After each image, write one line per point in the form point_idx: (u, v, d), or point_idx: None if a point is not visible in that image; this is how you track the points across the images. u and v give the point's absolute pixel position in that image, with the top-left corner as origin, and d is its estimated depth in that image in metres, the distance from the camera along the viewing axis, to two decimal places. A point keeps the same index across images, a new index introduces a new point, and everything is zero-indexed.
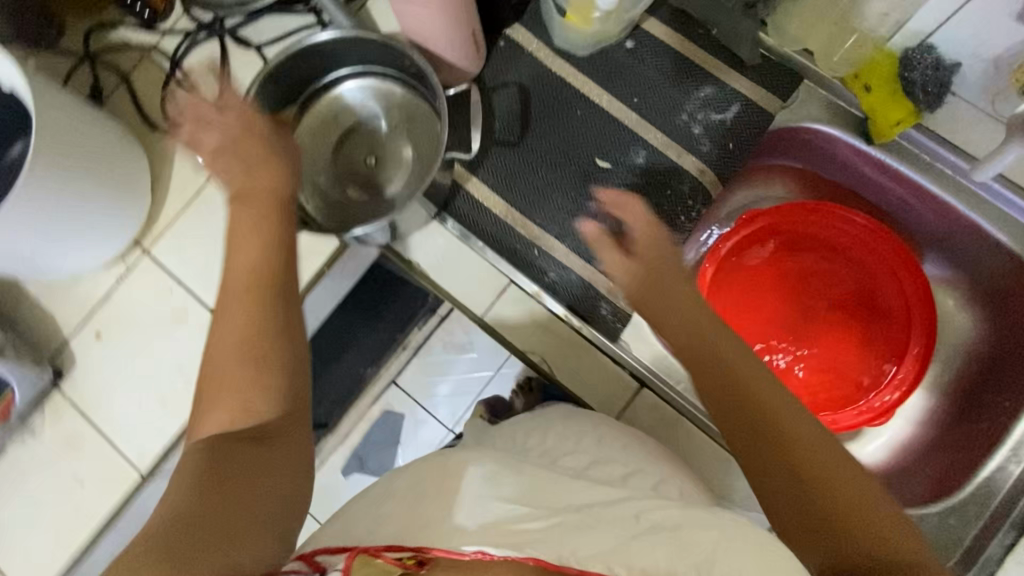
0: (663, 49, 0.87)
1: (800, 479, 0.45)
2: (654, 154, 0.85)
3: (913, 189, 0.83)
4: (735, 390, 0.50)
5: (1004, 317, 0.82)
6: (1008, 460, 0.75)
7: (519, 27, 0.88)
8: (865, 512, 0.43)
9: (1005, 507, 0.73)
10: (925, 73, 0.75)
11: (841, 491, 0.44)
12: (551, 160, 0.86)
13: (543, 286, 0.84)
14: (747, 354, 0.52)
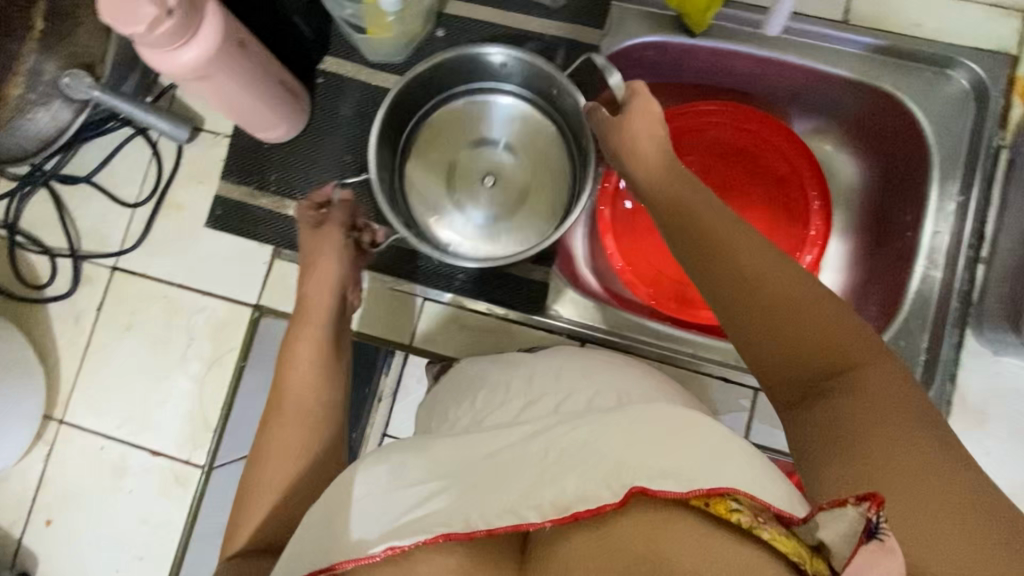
0: (474, 24, 0.87)
1: (860, 447, 0.44)
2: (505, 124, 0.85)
3: (775, 64, 0.85)
4: (756, 304, 0.49)
5: (880, 138, 0.86)
6: (926, 267, 0.78)
7: (330, 57, 0.86)
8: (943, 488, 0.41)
9: (939, 310, 0.76)
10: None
11: (902, 446, 0.43)
12: (414, 167, 0.85)
13: (456, 289, 0.82)
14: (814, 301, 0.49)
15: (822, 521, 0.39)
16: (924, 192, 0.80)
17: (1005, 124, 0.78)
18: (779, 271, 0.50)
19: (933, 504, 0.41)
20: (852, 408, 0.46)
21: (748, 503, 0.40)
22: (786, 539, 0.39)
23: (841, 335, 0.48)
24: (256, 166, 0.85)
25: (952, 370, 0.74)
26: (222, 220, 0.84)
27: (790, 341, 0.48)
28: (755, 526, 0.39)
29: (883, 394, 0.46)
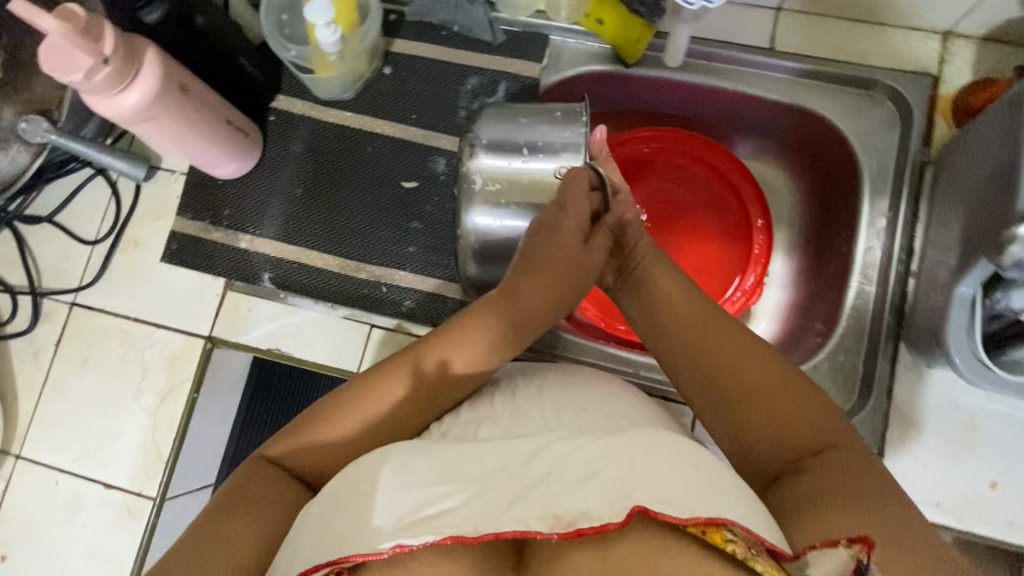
0: (420, 62, 0.90)
1: (834, 511, 0.53)
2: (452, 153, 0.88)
3: (709, 91, 0.88)
4: (719, 379, 0.63)
5: (816, 159, 0.89)
6: (860, 282, 0.80)
7: (282, 96, 0.90)
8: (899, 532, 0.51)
9: (874, 324, 0.78)
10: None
11: (868, 504, 0.53)
12: (366, 198, 0.88)
13: (404, 315, 0.84)
14: (769, 382, 0.61)
15: (812, 561, 0.49)
16: (856, 209, 0.82)
17: (929, 142, 0.80)
18: (734, 351, 0.63)
19: (894, 541, 0.50)
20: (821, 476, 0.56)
21: (743, 535, 0.51)
22: (775, 570, 0.49)
23: (800, 416, 0.59)
24: (213, 201, 0.88)
25: (889, 383, 0.75)
26: (179, 255, 0.87)
27: (747, 411, 0.61)
28: (746, 555, 0.50)
29: (839, 461, 0.56)
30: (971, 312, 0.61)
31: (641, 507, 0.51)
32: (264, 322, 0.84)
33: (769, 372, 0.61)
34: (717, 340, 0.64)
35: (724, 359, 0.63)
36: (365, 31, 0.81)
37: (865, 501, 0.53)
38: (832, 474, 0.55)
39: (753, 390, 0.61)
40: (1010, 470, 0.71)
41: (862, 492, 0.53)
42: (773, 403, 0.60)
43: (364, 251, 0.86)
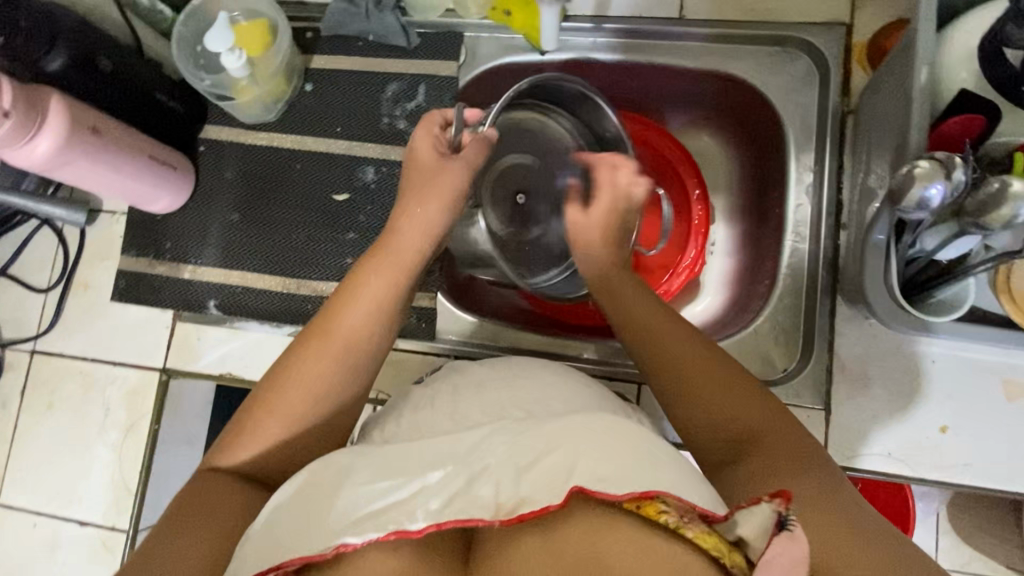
0: (339, 75, 0.91)
1: (775, 495, 0.52)
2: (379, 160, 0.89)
3: (628, 68, 0.88)
4: (671, 375, 0.62)
5: (744, 123, 0.88)
6: (794, 240, 0.79)
7: (210, 126, 0.91)
8: (837, 512, 0.50)
9: (811, 282, 0.77)
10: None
11: (814, 495, 0.51)
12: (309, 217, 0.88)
13: None
14: (723, 382, 0.60)
15: (741, 520, 0.47)
16: (784, 167, 0.82)
17: (848, 91, 0.78)
18: (681, 342, 0.64)
19: (836, 523, 0.49)
20: (769, 468, 0.54)
21: (676, 504, 0.48)
22: (708, 535, 0.47)
23: (754, 414, 0.58)
24: (154, 235, 0.90)
25: (829, 338, 0.74)
26: (128, 292, 0.89)
27: (702, 398, 0.60)
28: (681, 525, 0.47)
29: (782, 443, 0.56)
30: (885, 258, 0.60)
31: (579, 489, 0.48)
32: (213, 347, 0.86)
33: (726, 378, 0.60)
34: (674, 348, 0.63)
35: (682, 365, 0.62)
36: (274, 53, 0.82)
37: (805, 482, 0.52)
38: (776, 456, 0.55)
39: (709, 379, 0.60)
40: (957, 411, 0.70)
41: (801, 471, 0.53)
42: (719, 388, 0.60)
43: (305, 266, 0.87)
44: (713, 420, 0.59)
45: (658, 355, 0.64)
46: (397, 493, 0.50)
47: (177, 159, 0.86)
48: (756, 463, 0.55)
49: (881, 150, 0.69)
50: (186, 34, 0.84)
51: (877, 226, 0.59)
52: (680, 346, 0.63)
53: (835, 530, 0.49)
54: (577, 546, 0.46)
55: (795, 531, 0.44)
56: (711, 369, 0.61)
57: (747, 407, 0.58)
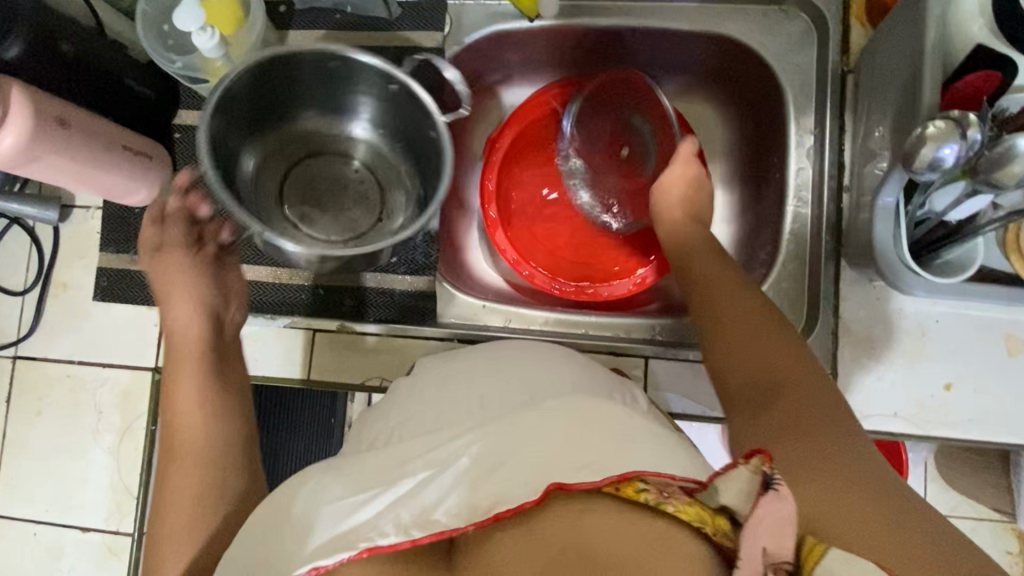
0: None
1: (784, 421, 0.54)
2: (321, 104, 0.80)
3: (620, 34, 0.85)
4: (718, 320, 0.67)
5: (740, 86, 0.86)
6: (796, 205, 0.78)
7: (185, 110, 0.86)
8: (842, 470, 0.49)
9: (815, 247, 0.77)
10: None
11: (850, 470, 0.49)
12: (273, 182, 0.83)
13: (344, 315, 0.82)
14: (784, 360, 0.59)
15: (722, 488, 0.46)
16: (784, 129, 0.80)
17: (845, 48, 0.76)
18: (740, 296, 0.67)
19: (842, 476, 0.49)
20: (814, 437, 0.52)
21: (654, 482, 0.47)
22: (690, 506, 0.45)
23: (814, 393, 0.56)
24: (133, 229, 0.86)
25: (833, 302, 0.74)
26: (111, 290, 0.85)
27: (742, 337, 0.63)
28: (662, 501, 0.46)
29: (813, 388, 0.57)
30: (896, 223, 0.60)
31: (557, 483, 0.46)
32: None
33: (790, 360, 0.59)
34: (734, 325, 0.64)
35: (749, 340, 0.62)
36: (246, 31, 0.77)
37: (830, 436, 0.52)
38: (804, 399, 0.56)
39: (753, 320, 0.64)
40: (962, 367, 0.71)
41: (833, 428, 0.53)
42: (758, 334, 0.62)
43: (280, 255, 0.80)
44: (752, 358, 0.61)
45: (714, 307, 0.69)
46: (363, 512, 0.48)
47: (152, 147, 0.81)
48: (780, 396, 0.57)
49: (886, 107, 0.67)
50: (151, 13, 0.78)
51: (887, 190, 0.59)
52: (742, 322, 0.64)
53: (836, 476, 0.49)
54: (558, 533, 0.44)
55: (780, 490, 0.43)
56: (757, 316, 0.64)
57: (790, 353, 0.60)
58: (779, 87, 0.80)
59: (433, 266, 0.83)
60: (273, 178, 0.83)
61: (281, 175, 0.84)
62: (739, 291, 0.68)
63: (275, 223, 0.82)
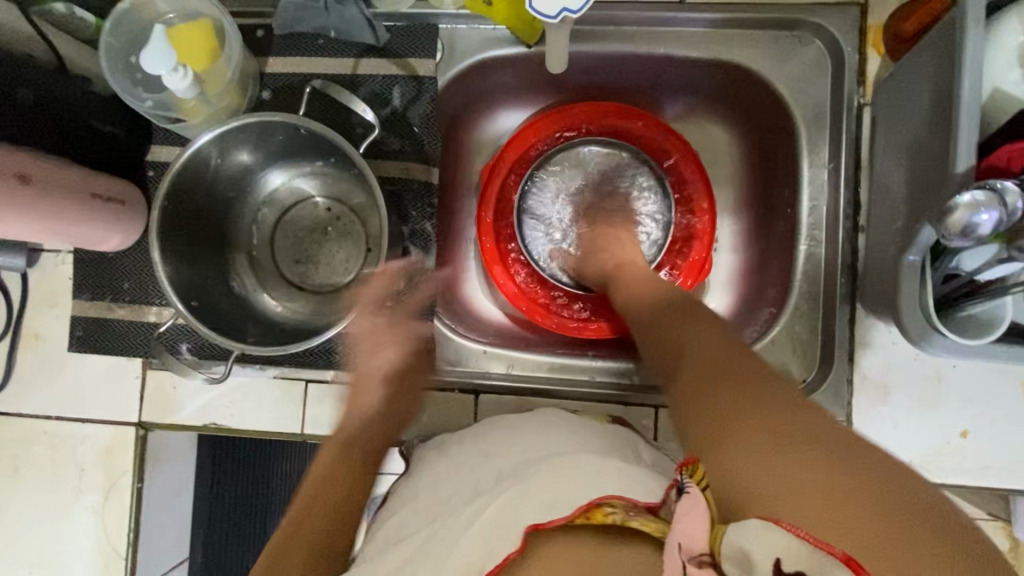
0: (300, 80, 0.81)
1: (704, 398, 0.50)
2: (266, 161, 0.73)
3: (623, 60, 0.80)
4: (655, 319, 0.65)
5: (749, 113, 0.82)
6: (809, 245, 0.75)
7: (158, 145, 0.80)
8: (781, 427, 0.43)
9: (828, 288, 0.74)
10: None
11: (789, 440, 0.42)
12: (262, 232, 0.79)
13: (338, 365, 0.78)
14: (725, 354, 0.54)
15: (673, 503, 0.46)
16: (796, 162, 0.77)
17: (864, 80, 0.73)
18: (667, 301, 0.66)
19: (774, 434, 0.42)
20: (749, 413, 0.45)
21: (620, 503, 0.48)
22: (652, 521, 0.46)
23: (754, 375, 0.50)
24: (107, 276, 0.80)
25: (849, 348, 0.71)
26: (87, 340, 0.80)
27: (665, 331, 0.61)
28: (626, 519, 0.46)
29: (727, 360, 0.53)
30: (921, 280, 0.57)
31: (532, 526, 0.48)
32: (192, 396, 0.79)
33: (726, 352, 0.54)
34: (674, 331, 0.60)
35: (684, 347, 0.57)
36: (223, 64, 0.71)
37: (756, 394, 0.47)
38: (734, 366, 0.51)
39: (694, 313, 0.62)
40: (979, 416, 0.69)
41: (755, 389, 0.48)
42: (680, 325, 0.60)
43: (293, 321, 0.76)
44: (677, 344, 0.58)
45: (645, 314, 0.67)
46: None
47: (123, 188, 0.76)
48: (709, 370, 0.52)
49: (907, 148, 0.64)
50: (116, 46, 0.72)
51: (913, 248, 0.56)
52: (679, 330, 0.60)
53: (774, 439, 0.42)
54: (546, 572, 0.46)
55: (691, 491, 0.43)
56: (686, 312, 0.63)
57: (721, 340, 0.56)
58: (790, 118, 0.76)
59: (429, 310, 0.79)
60: (261, 255, 0.79)
61: (267, 242, 0.79)
62: (709, 324, 0.59)
63: (279, 294, 0.78)
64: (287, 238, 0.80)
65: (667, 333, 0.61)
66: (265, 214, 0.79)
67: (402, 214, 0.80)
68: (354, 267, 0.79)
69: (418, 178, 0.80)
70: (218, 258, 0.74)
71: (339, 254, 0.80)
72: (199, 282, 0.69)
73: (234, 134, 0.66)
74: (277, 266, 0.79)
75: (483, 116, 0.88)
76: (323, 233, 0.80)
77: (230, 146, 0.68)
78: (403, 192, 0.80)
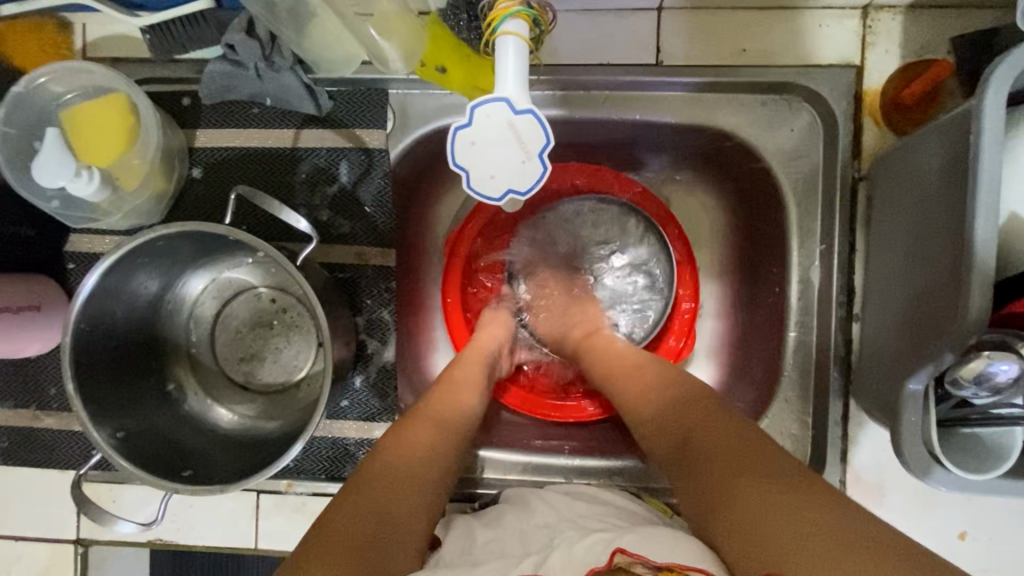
0: (234, 155, 0.72)
1: (733, 492, 0.47)
2: (194, 260, 0.66)
3: (595, 124, 0.72)
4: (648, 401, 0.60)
5: (734, 178, 0.75)
6: (798, 330, 0.69)
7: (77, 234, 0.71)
8: (818, 526, 0.42)
9: (820, 379, 0.68)
10: (456, 14, 0.60)
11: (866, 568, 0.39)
12: (200, 331, 0.71)
13: (292, 472, 0.71)
14: (734, 448, 0.50)
15: None
16: (785, 239, 0.70)
17: (859, 151, 0.66)
18: (662, 381, 0.60)
19: (825, 539, 0.41)
20: (795, 534, 0.42)
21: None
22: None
23: (775, 477, 0.47)
24: (30, 381, 0.72)
25: (841, 444, 0.67)
26: (13, 453, 0.73)
27: (664, 411, 0.57)
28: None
29: (732, 449, 0.50)
30: (924, 408, 0.52)
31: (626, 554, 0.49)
32: (134, 510, 0.72)
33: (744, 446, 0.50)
34: (673, 422, 0.55)
35: (691, 438, 0.53)
36: (139, 156, 0.62)
37: (783, 480, 0.46)
38: (747, 456, 0.49)
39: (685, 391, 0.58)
40: (976, 516, 0.65)
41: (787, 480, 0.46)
42: (672, 407, 0.57)
43: (240, 432, 0.68)
44: (676, 431, 0.55)
45: (646, 391, 0.60)
46: None
47: (37, 291, 0.67)
48: (724, 462, 0.49)
49: (906, 242, 0.58)
50: (12, 135, 0.62)
51: (916, 375, 0.51)
52: (684, 413, 0.55)
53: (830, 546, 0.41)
54: None
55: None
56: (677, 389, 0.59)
57: (725, 424, 0.52)
58: (780, 191, 0.69)
59: (390, 408, 0.72)
60: (200, 356, 0.71)
61: (207, 342, 0.71)
62: (707, 400, 0.56)
63: (223, 397, 0.71)
64: (230, 335, 0.72)
65: (661, 414, 0.57)
66: (202, 312, 0.71)
67: (355, 303, 0.72)
68: (305, 362, 0.72)
69: (372, 263, 0.72)
70: (149, 366, 0.66)
71: (288, 349, 0.72)
72: (127, 402, 0.62)
73: (147, 252, 0.58)
74: (220, 366, 0.72)
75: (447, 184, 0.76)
76: (268, 327, 0.72)
77: (145, 263, 0.60)
78: (356, 279, 0.72)
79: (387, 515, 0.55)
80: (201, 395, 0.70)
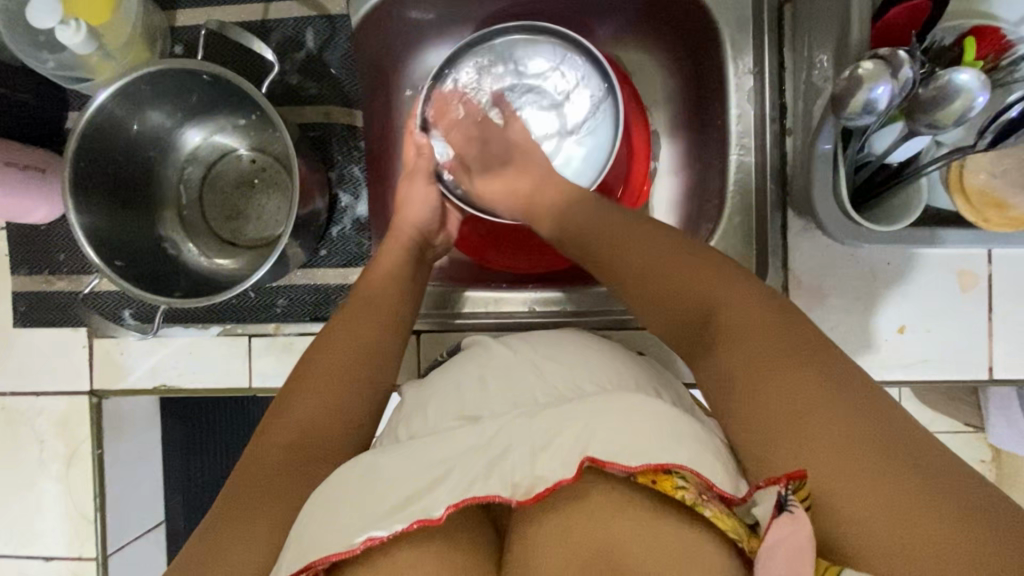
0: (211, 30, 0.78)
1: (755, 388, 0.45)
2: (178, 117, 0.73)
3: None
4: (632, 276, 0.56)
5: (677, 26, 0.79)
6: (739, 153, 0.74)
7: (74, 112, 0.78)
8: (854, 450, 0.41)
9: (759, 196, 0.73)
10: None
11: (829, 433, 0.42)
12: (191, 191, 0.78)
13: (279, 317, 0.78)
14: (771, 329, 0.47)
15: (759, 500, 0.41)
16: (722, 71, 0.75)
17: None
18: (653, 247, 0.55)
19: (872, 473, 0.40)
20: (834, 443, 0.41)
21: (694, 480, 0.42)
22: (727, 516, 0.41)
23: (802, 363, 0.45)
24: (43, 248, 0.80)
25: (783, 253, 0.71)
26: (30, 316, 0.80)
27: (655, 283, 0.53)
28: (698, 503, 0.41)
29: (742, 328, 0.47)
30: (834, 170, 0.54)
31: (590, 459, 0.43)
32: (140, 361, 0.79)
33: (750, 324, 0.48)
34: (614, 259, 0.57)
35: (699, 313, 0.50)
36: (121, 20, 0.69)
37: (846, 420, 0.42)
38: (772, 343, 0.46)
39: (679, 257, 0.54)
40: (915, 311, 0.69)
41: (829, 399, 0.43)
42: (653, 283, 0.54)
43: (229, 275, 0.75)
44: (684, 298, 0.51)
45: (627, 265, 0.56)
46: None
47: (39, 154, 0.74)
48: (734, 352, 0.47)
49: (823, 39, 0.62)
50: (8, 8, 0.69)
51: (824, 134, 0.52)
52: (647, 265, 0.54)
53: (864, 470, 0.40)
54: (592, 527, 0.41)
55: (796, 514, 0.37)
56: (665, 253, 0.54)
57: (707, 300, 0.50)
58: (716, 25, 0.74)
59: (365, 255, 0.78)
60: (191, 214, 0.78)
61: (196, 201, 0.78)
62: (694, 263, 0.53)
63: (213, 251, 0.78)
64: (217, 195, 0.79)
65: (646, 291, 0.54)
66: (194, 174, 0.78)
67: (327, 156, 0.78)
68: (283, 215, 0.78)
69: (340, 121, 0.78)
70: (145, 217, 0.74)
71: (268, 207, 0.79)
72: (126, 241, 0.69)
73: (138, 91, 0.65)
74: (210, 223, 0.79)
75: (410, 56, 0.83)
76: (253, 186, 0.79)
77: (144, 102, 0.67)
78: (327, 137, 0.79)
79: (338, 376, 0.59)
80: (194, 245, 0.77)
